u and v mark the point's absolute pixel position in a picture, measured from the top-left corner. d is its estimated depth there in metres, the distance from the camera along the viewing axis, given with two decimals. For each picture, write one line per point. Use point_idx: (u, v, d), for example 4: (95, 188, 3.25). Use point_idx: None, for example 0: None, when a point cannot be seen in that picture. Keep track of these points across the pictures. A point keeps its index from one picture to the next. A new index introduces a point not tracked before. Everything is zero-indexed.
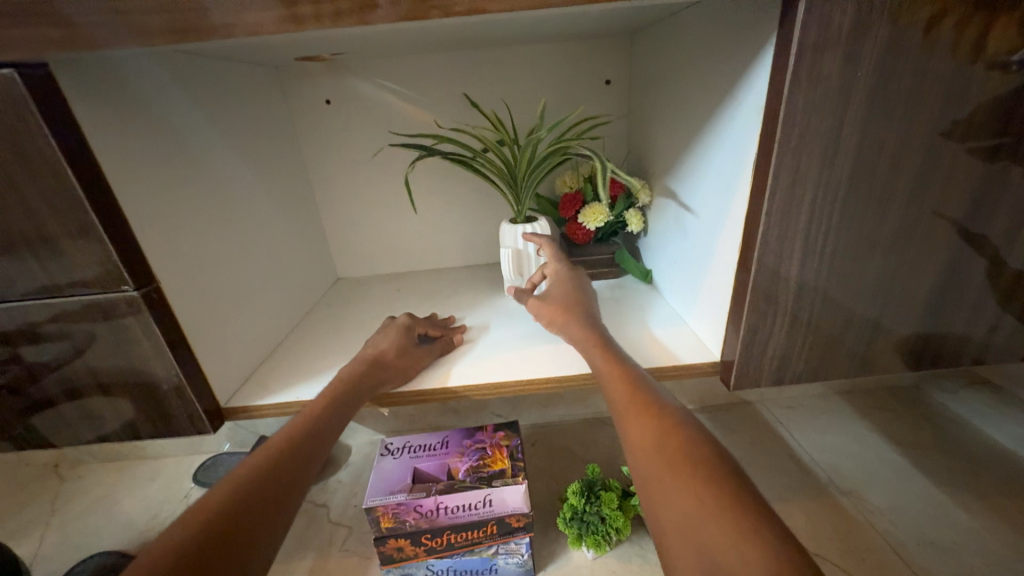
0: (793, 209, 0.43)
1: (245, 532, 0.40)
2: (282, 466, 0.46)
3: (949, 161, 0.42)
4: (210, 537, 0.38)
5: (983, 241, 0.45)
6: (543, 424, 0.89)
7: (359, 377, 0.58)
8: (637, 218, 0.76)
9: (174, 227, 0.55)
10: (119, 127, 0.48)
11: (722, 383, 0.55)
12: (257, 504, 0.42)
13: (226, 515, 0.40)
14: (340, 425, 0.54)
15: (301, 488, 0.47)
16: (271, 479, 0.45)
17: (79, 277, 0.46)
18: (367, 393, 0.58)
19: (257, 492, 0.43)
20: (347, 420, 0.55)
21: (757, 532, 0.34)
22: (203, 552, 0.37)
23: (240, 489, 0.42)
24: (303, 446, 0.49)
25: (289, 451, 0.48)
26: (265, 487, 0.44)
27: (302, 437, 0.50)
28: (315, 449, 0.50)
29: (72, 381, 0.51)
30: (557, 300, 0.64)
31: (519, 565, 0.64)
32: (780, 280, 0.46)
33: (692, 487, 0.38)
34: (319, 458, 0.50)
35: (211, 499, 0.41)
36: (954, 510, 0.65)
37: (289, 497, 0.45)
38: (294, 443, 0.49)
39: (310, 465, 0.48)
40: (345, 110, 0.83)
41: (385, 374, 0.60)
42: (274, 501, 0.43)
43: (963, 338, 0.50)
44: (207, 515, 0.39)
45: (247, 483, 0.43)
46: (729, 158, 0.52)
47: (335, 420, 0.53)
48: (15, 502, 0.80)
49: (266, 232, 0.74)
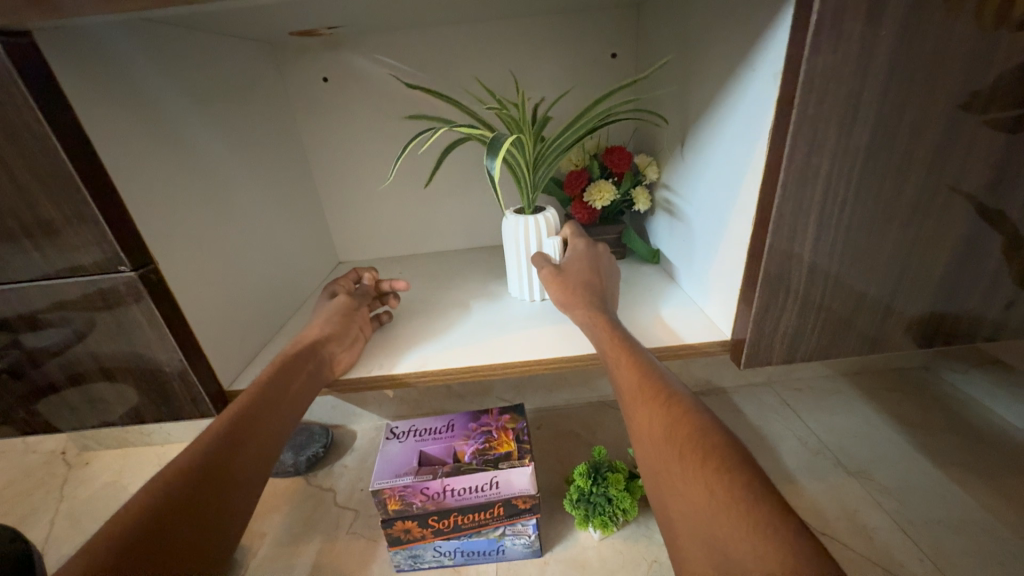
0: (809, 181, 0.42)
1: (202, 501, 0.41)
2: (245, 432, 0.47)
3: (973, 131, 0.40)
4: (162, 517, 0.38)
5: (1004, 216, 0.44)
6: (549, 408, 0.89)
7: (312, 353, 0.56)
8: (644, 195, 0.74)
9: (168, 209, 0.53)
10: (106, 103, 0.46)
11: (733, 362, 0.54)
12: (216, 474, 0.43)
13: (182, 486, 0.41)
14: (312, 388, 0.55)
15: (254, 469, 0.46)
16: (229, 450, 0.45)
17: (75, 259, 0.45)
18: (323, 369, 0.57)
19: (216, 461, 0.44)
20: (315, 387, 0.55)
21: (776, 526, 0.32)
22: (163, 521, 0.38)
23: (178, 481, 0.41)
24: (265, 414, 0.49)
25: (251, 420, 0.48)
26: (225, 453, 0.44)
27: (268, 402, 0.50)
28: (281, 418, 0.50)
29: (74, 366, 0.51)
30: (578, 276, 0.62)
31: (527, 546, 0.64)
32: (793, 257, 0.45)
33: (703, 477, 0.37)
34: (286, 423, 0.51)
35: (170, 468, 0.42)
36: (962, 491, 0.65)
37: (249, 467, 0.46)
38: (259, 411, 0.49)
39: (259, 446, 0.47)
40: (344, 89, 0.81)
41: (338, 346, 0.59)
42: (230, 471, 0.44)
43: (980, 318, 0.49)
44: (166, 484, 0.40)
45: (187, 472, 0.42)
46: (742, 130, 0.50)
47: (289, 398, 0.52)
48: (22, 488, 0.81)
49: (262, 215, 0.72)
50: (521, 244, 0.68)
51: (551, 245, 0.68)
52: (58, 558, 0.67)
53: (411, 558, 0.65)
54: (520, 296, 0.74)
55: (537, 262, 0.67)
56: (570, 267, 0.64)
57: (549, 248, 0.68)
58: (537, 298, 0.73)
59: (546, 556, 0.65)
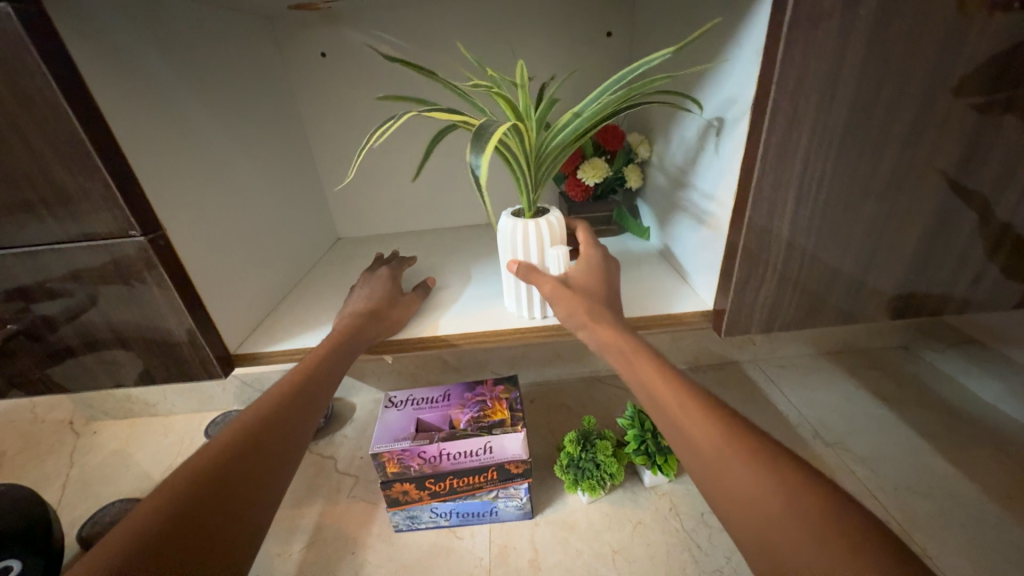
0: (788, 155, 0.43)
1: (255, 460, 0.43)
2: (290, 401, 0.49)
3: (944, 110, 0.42)
4: (218, 472, 0.40)
5: (973, 192, 0.46)
6: (542, 383, 0.93)
7: (348, 328, 0.59)
8: (636, 173, 0.76)
9: (173, 180, 0.55)
10: (112, 75, 0.48)
11: (714, 331, 0.57)
12: (266, 435, 0.45)
13: (235, 446, 0.43)
14: (349, 360, 0.57)
15: (300, 435, 0.48)
16: (277, 415, 0.47)
17: (87, 225, 0.46)
18: (363, 341, 0.58)
19: (266, 425, 0.46)
20: (353, 360, 0.57)
21: (787, 477, 0.38)
22: (220, 475, 0.40)
23: (234, 441, 0.43)
24: (308, 385, 0.51)
25: (294, 390, 0.50)
26: (273, 418, 0.47)
27: (308, 375, 0.52)
28: (321, 389, 0.52)
29: (88, 329, 0.53)
30: (586, 286, 0.57)
31: (519, 508, 0.68)
32: (772, 231, 0.47)
33: (759, 475, 0.38)
34: (326, 393, 0.53)
35: (224, 433, 0.44)
36: (930, 460, 0.69)
37: (295, 432, 0.47)
38: (301, 382, 0.51)
39: (302, 411, 0.49)
40: (341, 64, 0.82)
41: (369, 337, 0.59)
42: (280, 434, 0.46)
43: (949, 291, 0.52)
44: (220, 445, 0.42)
45: (242, 435, 0.44)
46: (727, 105, 0.52)
47: (329, 372, 0.54)
48: (34, 456, 0.84)
49: (263, 190, 0.73)
50: (517, 249, 0.60)
51: (552, 256, 0.59)
52: (73, 520, 0.71)
53: (409, 519, 0.68)
54: (516, 312, 0.65)
55: (532, 273, 0.58)
56: (577, 277, 0.58)
57: (550, 259, 0.59)
58: (537, 315, 0.64)
59: (536, 518, 0.69)
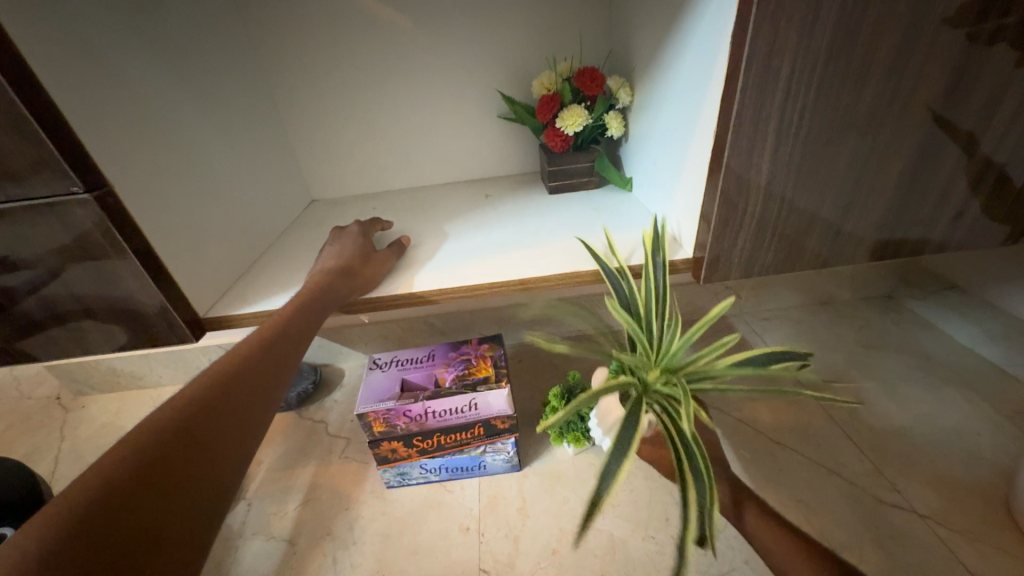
0: (769, 85, 0.41)
1: (224, 416, 0.42)
2: (258, 360, 0.48)
3: (934, 31, 0.40)
4: (187, 426, 0.39)
5: (957, 123, 0.44)
6: (529, 343, 0.92)
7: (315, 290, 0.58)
8: (616, 120, 0.74)
9: (119, 136, 0.51)
10: (32, 13, 0.43)
11: (692, 279, 0.57)
12: (235, 392, 0.44)
13: (203, 402, 0.41)
14: (318, 321, 0.56)
15: (270, 393, 0.47)
16: (246, 373, 0.46)
17: (20, 179, 0.43)
18: (330, 304, 0.58)
19: (234, 383, 0.45)
20: (320, 322, 0.57)
21: None
22: (189, 428, 0.39)
23: (200, 397, 0.42)
24: (275, 346, 0.51)
25: (261, 350, 0.49)
26: (241, 376, 0.46)
27: (275, 336, 0.51)
28: (290, 350, 0.52)
29: (48, 298, 0.51)
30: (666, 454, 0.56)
31: (506, 461, 0.70)
32: (751, 169, 0.46)
33: None
34: (294, 355, 0.52)
35: (189, 390, 0.42)
36: (904, 403, 0.71)
37: (264, 390, 0.47)
38: (269, 342, 0.51)
39: (271, 371, 0.48)
40: (299, 6, 0.75)
41: (338, 299, 0.59)
42: (249, 392, 0.45)
43: (928, 230, 0.51)
44: (187, 399, 0.41)
45: (209, 391, 0.42)
46: (706, 37, 0.48)
47: (297, 333, 0.53)
48: (22, 431, 0.84)
49: (225, 149, 0.69)
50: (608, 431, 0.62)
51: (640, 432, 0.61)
52: None
53: (400, 475, 0.69)
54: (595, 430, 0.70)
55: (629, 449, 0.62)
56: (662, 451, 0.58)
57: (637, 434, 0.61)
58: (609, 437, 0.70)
59: (525, 470, 0.71)
